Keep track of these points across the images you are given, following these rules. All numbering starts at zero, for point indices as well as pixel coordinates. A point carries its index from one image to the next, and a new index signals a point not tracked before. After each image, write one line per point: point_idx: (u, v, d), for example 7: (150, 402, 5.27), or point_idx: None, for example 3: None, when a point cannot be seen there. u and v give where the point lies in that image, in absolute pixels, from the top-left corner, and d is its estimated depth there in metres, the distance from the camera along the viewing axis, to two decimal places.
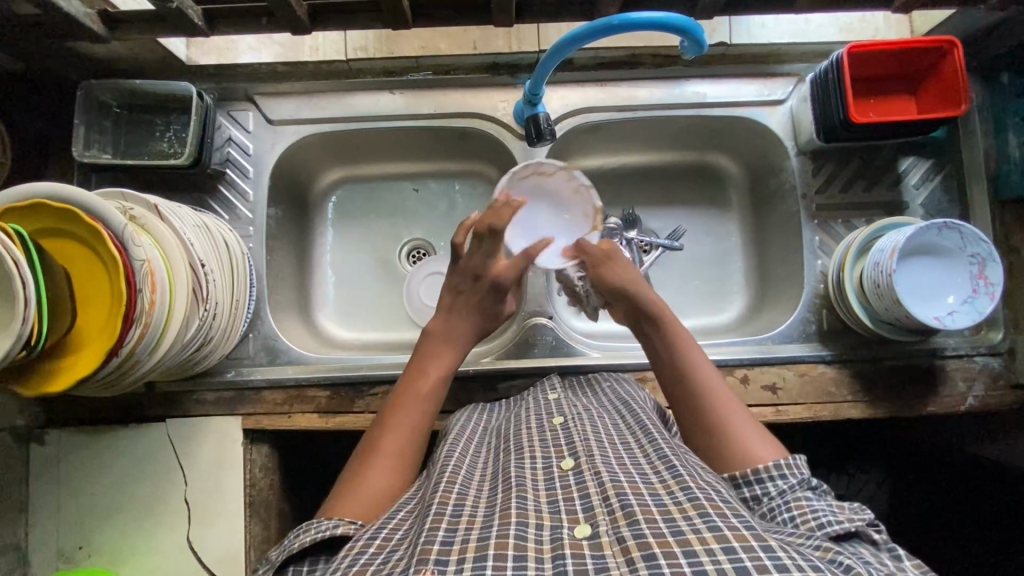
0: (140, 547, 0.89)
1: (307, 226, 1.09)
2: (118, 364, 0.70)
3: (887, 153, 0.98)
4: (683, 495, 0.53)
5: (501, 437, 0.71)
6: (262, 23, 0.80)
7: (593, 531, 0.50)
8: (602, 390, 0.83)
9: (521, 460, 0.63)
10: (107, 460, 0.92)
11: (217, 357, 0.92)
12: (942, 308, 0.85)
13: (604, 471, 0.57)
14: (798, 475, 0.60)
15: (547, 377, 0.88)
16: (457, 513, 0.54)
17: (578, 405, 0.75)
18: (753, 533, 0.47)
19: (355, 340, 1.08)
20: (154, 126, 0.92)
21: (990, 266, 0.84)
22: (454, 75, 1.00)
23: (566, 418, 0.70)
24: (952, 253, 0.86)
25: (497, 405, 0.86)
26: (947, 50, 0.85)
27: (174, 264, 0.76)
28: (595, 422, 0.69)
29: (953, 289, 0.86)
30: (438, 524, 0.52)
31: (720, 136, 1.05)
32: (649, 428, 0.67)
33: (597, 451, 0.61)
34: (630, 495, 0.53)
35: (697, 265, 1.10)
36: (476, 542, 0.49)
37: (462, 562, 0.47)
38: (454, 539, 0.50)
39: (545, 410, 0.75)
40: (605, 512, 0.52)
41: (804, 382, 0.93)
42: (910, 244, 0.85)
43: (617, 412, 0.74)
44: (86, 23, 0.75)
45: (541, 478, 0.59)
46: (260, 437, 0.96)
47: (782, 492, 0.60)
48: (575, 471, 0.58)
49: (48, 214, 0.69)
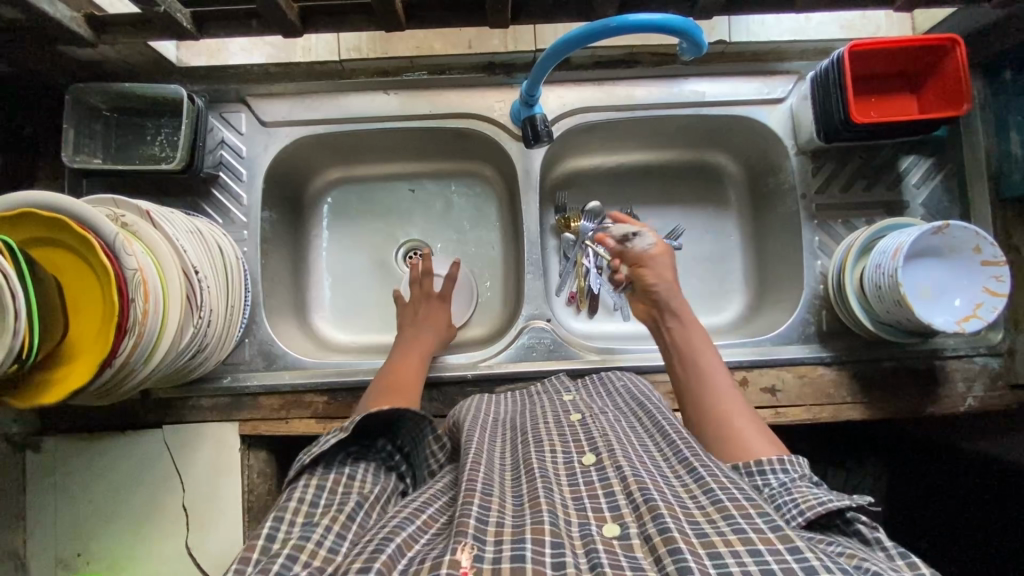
0: (139, 552, 0.89)
1: (301, 229, 1.08)
2: (112, 374, 0.70)
3: (887, 153, 0.97)
4: (707, 497, 0.52)
5: (516, 430, 0.70)
6: (251, 25, 0.79)
7: (623, 531, 0.50)
8: (617, 389, 0.81)
9: (541, 452, 0.62)
10: (104, 467, 0.91)
11: (211, 364, 0.91)
12: (926, 305, 0.84)
13: (626, 466, 0.57)
14: (800, 471, 0.60)
15: (556, 377, 0.88)
16: (486, 492, 0.55)
17: (596, 407, 0.74)
18: (777, 533, 0.46)
19: (351, 342, 1.07)
20: (144, 130, 0.91)
21: (995, 313, 0.81)
22: (447, 75, 0.98)
23: (584, 415, 0.70)
24: (967, 283, 0.84)
25: (506, 398, 0.85)
26: (949, 48, 0.84)
27: (167, 272, 0.75)
28: (614, 425, 0.68)
29: (949, 312, 0.83)
30: (471, 500, 0.53)
31: (719, 135, 1.04)
32: (669, 430, 0.64)
33: (618, 447, 0.61)
34: (653, 491, 0.52)
35: (696, 264, 1.09)
36: (512, 526, 0.50)
37: (500, 544, 0.48)
38: (489, 520, 0.50)
39: (562, 408, 0.74)
40: (630, 510, 0.51)
41: (804, 384, 0.93)
42: (937, 252, 0.84)
43: (633, 415, 0.72)
44: (71, 27, 0.73)
45: (563, 472, 0.59)
46: (257, 443, 0.96)
47: (783, 481, 0.59)
48: (597, 466, 0.58)
49: (37, 224, 0.68)
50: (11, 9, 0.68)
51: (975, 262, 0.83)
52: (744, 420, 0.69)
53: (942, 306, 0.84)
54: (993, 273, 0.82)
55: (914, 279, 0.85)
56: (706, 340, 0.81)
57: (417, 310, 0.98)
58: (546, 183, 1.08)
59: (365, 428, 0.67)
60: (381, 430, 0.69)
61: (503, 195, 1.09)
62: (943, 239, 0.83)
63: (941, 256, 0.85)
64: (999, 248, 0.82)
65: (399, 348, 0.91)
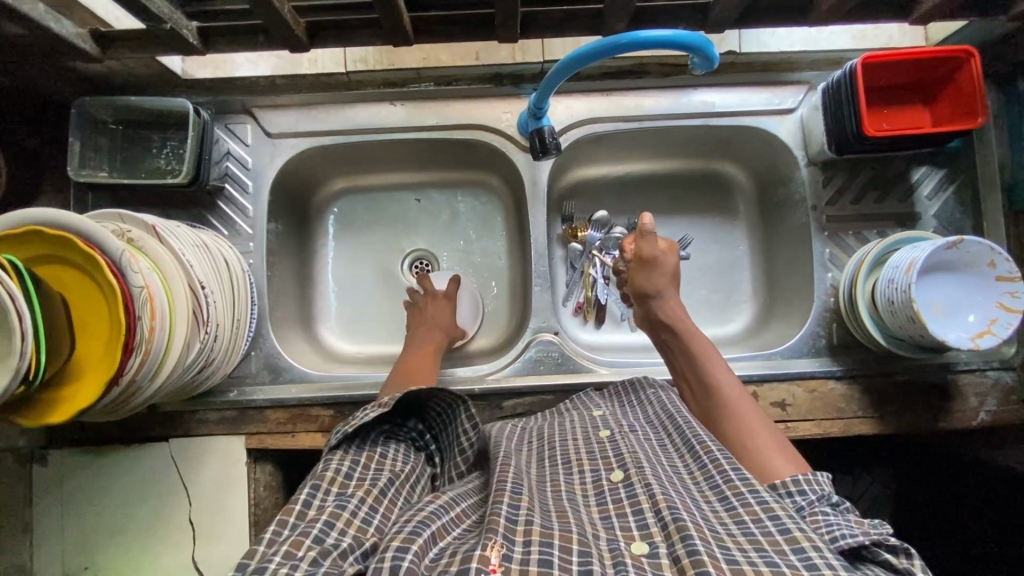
0: (146, 567, 0.89)
1: (307, 239, 1.08)
2: (119, 392, 0.69)
3: (898, 164, 0.96)
4: (737, 528, 0.51)
5: (544, 442, 0.71)
6: (259, 41, 0.78)
7: (651, 550, 0.49)
8: (648, 397, 0.79)
9: (570, 473, 0.63)
10: (110, 480, 0.91)
11: (217, 378, 0.90)
12: (939, 318, 0.83)
13: (654, 483, 0.56)
14: (819, 491, 0.58)
15: (583, 393, 0.87)
16: (516, 489, 0.55)
17: (627, 423, 0.73)
18: (812, 572, 0.45)
19: (357, 353, 1.07)
20: (150, 142, 0.91)
21: (1010, 330, 0.80)
22: (455, 86, 0.97)
23: (613, 432, 0.69)
24: (981, 299, 0.82)
25: (535, 416, 0.84)
26: (964, 59, 0.82)
27: (174, 289, 0.75)
28: (643, 443, 0.66)
29: (961, 326, 0.82)
30: (502, 498, 0.53)
31: (728, 145, 1.03)
32: (703, 449, 0.62)
33: (647, 464, 0.60)
34: (682, 510, 0.51)
35: (704, 275, 1.08)
36: (540, 526, 0.50)
37: (527, 544, 0.48)
38: (518, 518, 0.50)
39: (592, 423, 0.73)
40: (660, 529, 0.50)
41: (814, 398, 0.92)
42: (951, 265, 0.83)
43: (664, 430, 0.70)
44: (77, 43, 0.73)
45: (591, 492, 0.59)
46: (263, 456, 0.96)
47: (800, 506, 0.58)
48: (625, 483, 0.58)
49: (43, 241, 0.68)
50: (16, 25, 0.67)
51: (990, 278, 0.82)
52: (762, 432, 0.69)
53: (955, 320, 0.83)
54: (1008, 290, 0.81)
55: (928, 291, 0.84)
56: (713, 350, 0.81)
57: (425, 311, 0.98)
58: (554, 193, 1.07)
59: (400, 407, 0.72)
60: (415, 411, 0.74)
61: (510, 205, 1.08)
62: (959, 253, 0.82)
63: (955, 270, 0.84)
64: (1015, 264, 0.81)
65: (408, 353, 0.91)
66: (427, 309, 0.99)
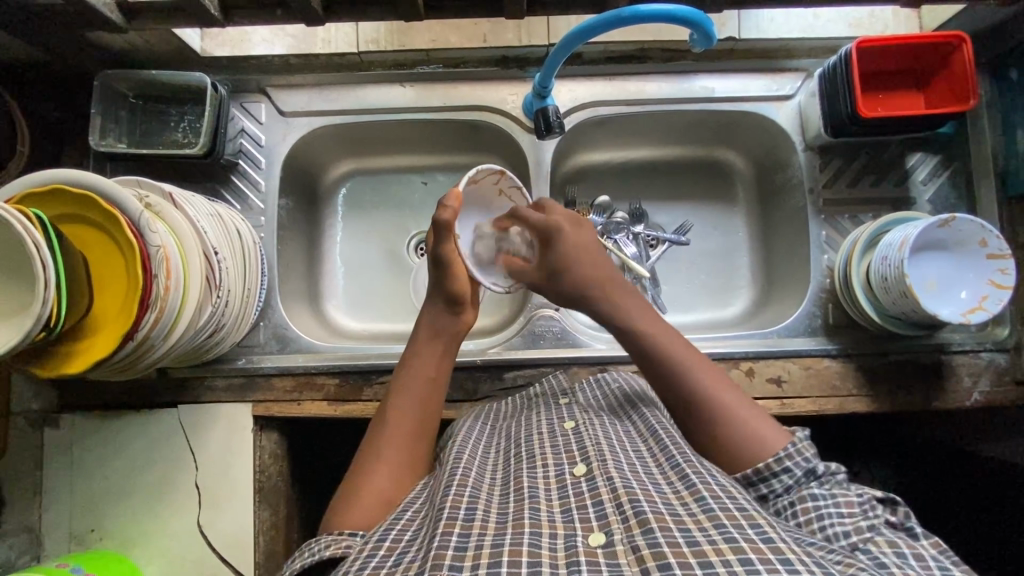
0: (153, 530, 0.91)
1: (316, 217, 1.11)
2: (134, 348, 0.71)
3: (893, 149, 0.98)
4: (698, 506, 0.53)
5: (513, 440, 0.70)
6: (277, 14, 0.82)
7: (608, 540, 0.50)
8: (609, 383, 0.82)
9: (533, 471, 0.62)
10: (119, 444, 0.93)
11: (229, 344, 0.93)
12: (933, 296, 0.85)
13: (617, 476, 0.57)
14: (802, 468, 0.62)
15: (553, 377, 0.89)
16: (469, 517, 0.55)
17: (589, 411, 0.74)
18: (769, 544, 0.47)
19: (363, 330, 1.09)
20: (169, 117, 0.94)
21: (1001, 306, 0.82)
22: (463, 69, 1.01)
23: (578, 423, 0.69)
24: (970, 275, 0.85)
25: (502, 409, 0.84)
26: (957, 46, 0.85)
27: (189, 253, 0.77)
28: (607, 429, 0.68)
29: (952, 302, 0.84)
30: (450, 529, 0.52)
31: (729, 131, 1.06)
32: (661, 435, 0.66)
33: (610, 457, 0.61)
34: (643, 501, 0.53)
35: (704, 259, 1.10)
36: (489, 549, 0.50)
37: (475, 569, 0.48)
38: (467, 545, 0.51)
39: (557, 415, 0.73)
40: (619, 520, 0.52)
41: (809, 375, 0.93)
42: (940, 247, 0.86)
43: (625, 421, 0.72)
44: (103, 12, 0.76)
45: (554, 486, 0.59)
46: (269, 424, 0.97)
47: (787, 488, 0.62)
48: (587, 477, 0.58)
49: (68, 200, 0.71)
50: None
51: (982, 256, 0.84)
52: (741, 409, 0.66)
53: (946, 295, 0.85)
54: (998, 265, 0.83)
55: (921, 268, 0.86)
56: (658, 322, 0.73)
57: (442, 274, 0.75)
58: (557, 178, 1.10)
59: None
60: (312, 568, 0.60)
61: None
62: (953, 233, 0.84)
63: (948, 248, 0.85)
64: (1005, 241, 0.83)
65: (411, 354, 0.77)
66: (425, 347, 0.77)
